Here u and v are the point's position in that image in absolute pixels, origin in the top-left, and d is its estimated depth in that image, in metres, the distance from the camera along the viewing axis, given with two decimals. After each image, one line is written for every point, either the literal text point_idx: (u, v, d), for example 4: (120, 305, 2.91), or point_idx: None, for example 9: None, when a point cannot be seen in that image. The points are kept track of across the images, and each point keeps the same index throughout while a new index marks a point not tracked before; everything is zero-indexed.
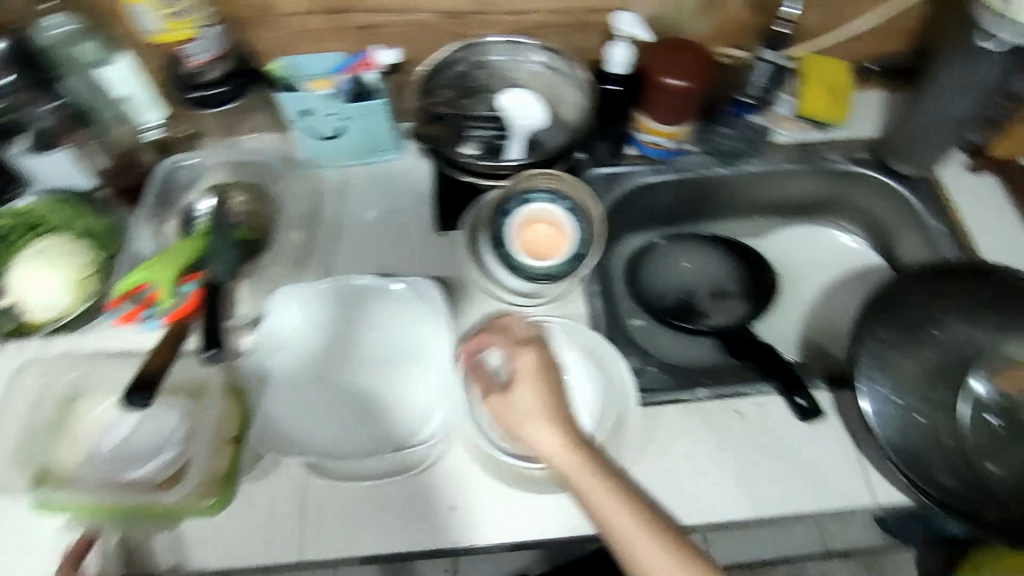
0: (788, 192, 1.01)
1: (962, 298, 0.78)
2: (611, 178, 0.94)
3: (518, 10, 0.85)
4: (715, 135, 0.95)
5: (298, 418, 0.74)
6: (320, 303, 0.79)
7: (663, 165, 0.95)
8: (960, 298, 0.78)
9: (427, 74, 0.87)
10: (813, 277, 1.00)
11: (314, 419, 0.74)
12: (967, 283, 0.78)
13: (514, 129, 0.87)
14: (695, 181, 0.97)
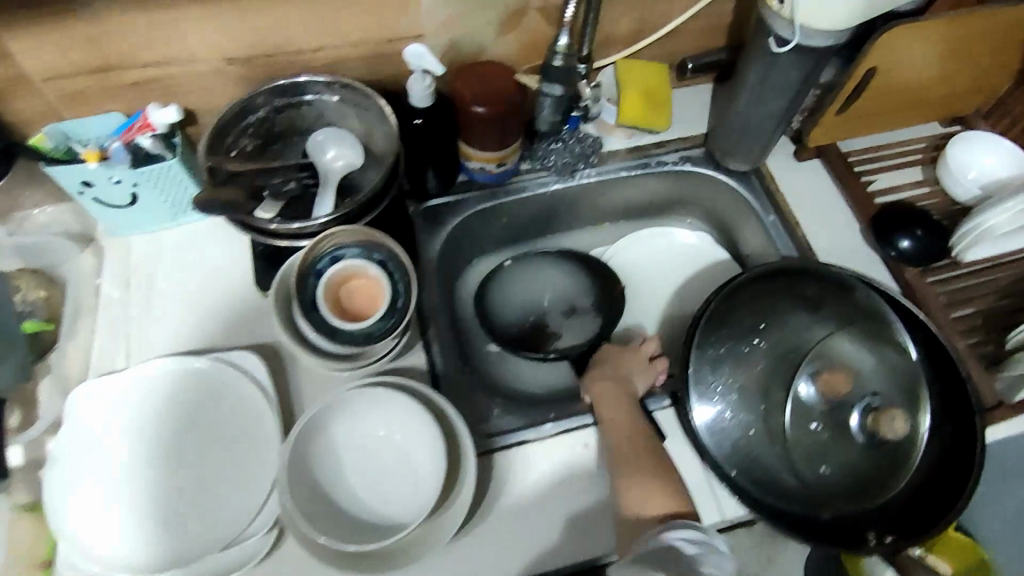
0: (628, 197, 1.00)
1: (791, 296, 0.77)
2: (443, 208, 0.90)
3: (308, 48, 0.79)
4: (547, 151, 0.92)
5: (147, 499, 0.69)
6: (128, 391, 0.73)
7: (495, 188, 0.92)
8: (790, 295, 0.77)
9: (220, 125, 0.79)
10: (662, 278, 1.01)
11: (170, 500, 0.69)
12: (797, 282, 0.77)
13: (325, 172, 0.82)
14: (531, 200, 0.95)
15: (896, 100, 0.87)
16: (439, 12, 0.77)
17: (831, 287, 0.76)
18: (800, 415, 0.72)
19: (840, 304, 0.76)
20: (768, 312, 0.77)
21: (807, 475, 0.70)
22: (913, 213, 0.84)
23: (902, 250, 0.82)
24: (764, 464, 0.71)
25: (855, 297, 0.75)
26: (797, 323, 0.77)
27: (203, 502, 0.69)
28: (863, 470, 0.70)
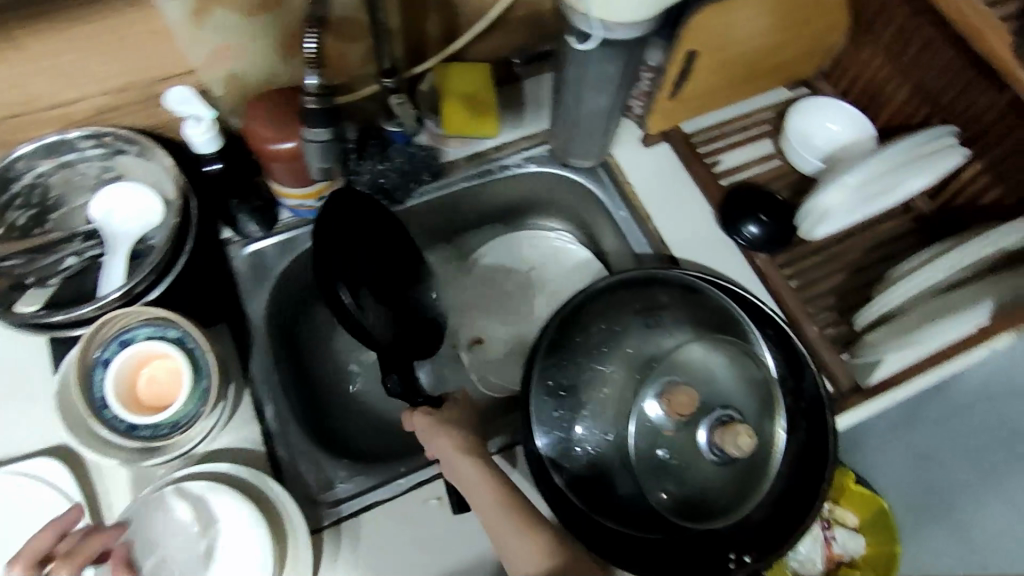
0: (478, 204, 0.92)
1: (637, 306, 0.75)
2: (267, 252, 0.82)
3: (61, 101, 0.68)
4: (371, 172, 0.82)
5: None
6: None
7: None
8: (637, 305, 0.75)
9: None
10: (526, 286, 0.96)
11: None
12: (642, 290, 0.74)
13: (113, 239, 0.73)
14: None
15: (732, 74, 0.82)
16: (205, 45, 0.67)
17: (675, 293, 0.74)
18: (646, 442, 0.70)
19: (686, 309, 0.74)
20: (615, 323, 0.75)
21: (659, 499, 0.68)
22: (758, 196, 0.80)
23: (750, 236, 0.79)
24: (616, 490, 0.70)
25: (700, 299, 0.73)
26: (639, 331, 0.75)
27: None
28: (718, 488, 0.68)
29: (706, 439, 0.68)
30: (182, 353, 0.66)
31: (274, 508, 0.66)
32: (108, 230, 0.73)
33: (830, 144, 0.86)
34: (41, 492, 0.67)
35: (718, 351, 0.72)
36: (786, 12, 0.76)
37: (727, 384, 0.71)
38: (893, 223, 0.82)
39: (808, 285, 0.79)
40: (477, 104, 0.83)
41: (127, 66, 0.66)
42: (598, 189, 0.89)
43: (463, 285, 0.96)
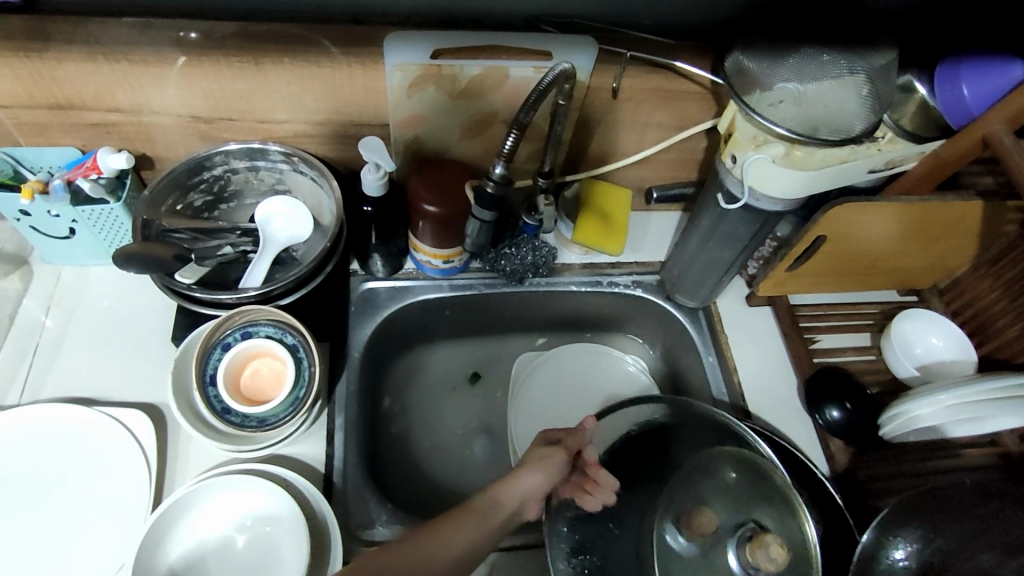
0: (574, 309, 0.99)
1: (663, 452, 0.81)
2: (381, 292, 0.90)
3: (274, 120, 0.79)
4: (497, 255, 0.89)
5: (40, 525, 0.70)
6: (17, 431, 0.73)
7: (439, 281, 0.91)
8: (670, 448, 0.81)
9: (184, 180, 0.80)
10: (588, 398, 0.99)
11: (63, 531, 0.70)
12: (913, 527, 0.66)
13: (266, 241, 0.81)
14: (475, 299, 0.94)
15: (851, 263, 0.87)
16: (407, 108, 0.77)
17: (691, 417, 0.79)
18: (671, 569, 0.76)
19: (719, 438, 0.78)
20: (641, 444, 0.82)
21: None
22: (846, 384, 0.83)
23: (829, 420, 0.81)
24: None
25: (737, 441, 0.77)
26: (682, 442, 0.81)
27: (88, 546, 0.69)
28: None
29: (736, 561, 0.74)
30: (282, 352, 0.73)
31: (359, 522, 0.75)
32: (280, 237, 0.81)
33: (926, 356, 0.88)
34: (134, 434, 0.74)
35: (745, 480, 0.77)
36: (917, 227, 0.80)
37: (754, 503, 0.75)
38: (975, 454, 0.82)
39: (873, 487, 0.79)
40: (605, 216, 0.92)
41: (342, 109, 0.78)
42: (691, 318, 0.94)
43: (541, 383, 0.99)
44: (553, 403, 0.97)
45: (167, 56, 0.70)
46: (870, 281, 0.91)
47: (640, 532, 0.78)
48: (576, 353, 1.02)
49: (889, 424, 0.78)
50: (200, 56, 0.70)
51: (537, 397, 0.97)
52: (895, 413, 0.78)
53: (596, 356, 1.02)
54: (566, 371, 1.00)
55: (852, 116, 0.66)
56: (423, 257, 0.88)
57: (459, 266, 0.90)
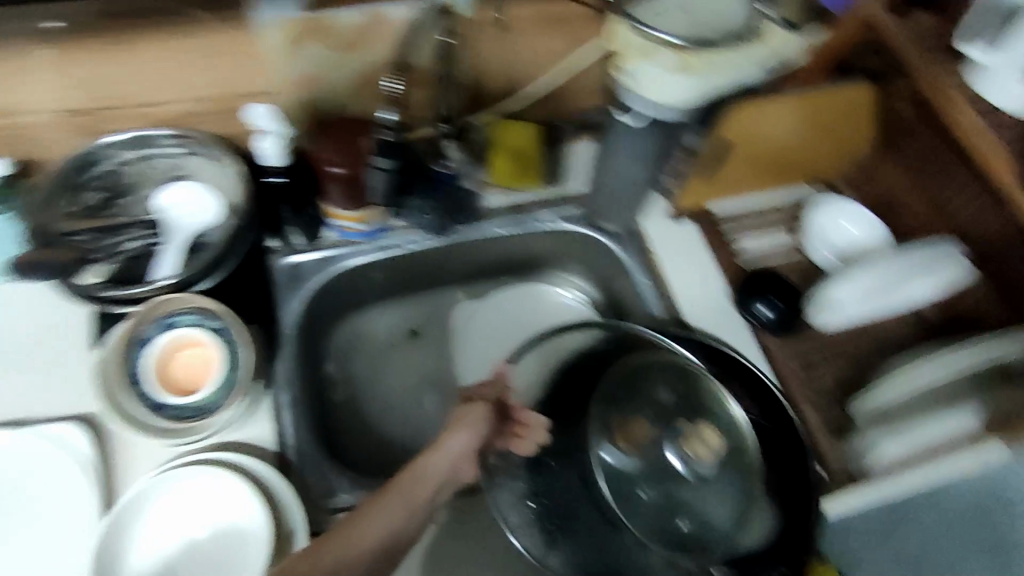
0: (503, 253, 0.98)
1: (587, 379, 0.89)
2: (307, 264, 0.88)
3: (156, 102, 0.75)
4: (416, 207, 0.87)
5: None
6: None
7: (364, 244, 0.90)
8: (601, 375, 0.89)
9: (72, 178, 0.76)
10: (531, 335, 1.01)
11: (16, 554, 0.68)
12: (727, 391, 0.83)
13: (174, 230, 0.78)
14: (403, 257, 0.93)
15: (761, 163, 0.89)
16: (293, 67, 0.74)
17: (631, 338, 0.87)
18: (614, 483, 0.84)
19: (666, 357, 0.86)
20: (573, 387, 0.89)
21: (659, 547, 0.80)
22: (772, 279, 0.86)
23: (761, 317, 0.84)
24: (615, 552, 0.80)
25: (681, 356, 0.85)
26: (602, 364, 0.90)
27: (44, 564, 0.67)
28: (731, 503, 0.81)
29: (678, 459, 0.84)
30: (211, 338, 0.71)
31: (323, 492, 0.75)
32: (188, 224, 0.78)
33: (843, 244, 0.91)
34: (70, 447, 0.71)
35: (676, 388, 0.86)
36: (817, 115, 0.83)
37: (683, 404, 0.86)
38: (898, 325, 0.85)
39: (809, 371, 0.82)
40: (519, 154, 0.90)
41: (225, 81, 0.74)
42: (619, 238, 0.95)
43: (479, 329, 1.01)
44: (496, 346, 0.99)
45: (23, 49, 0.66)
46: (782, 178, 0.94)
47: (584, 465, 0.85)
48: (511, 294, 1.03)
49: (815, 307, 0.82)
50: (60, 44, 0.66)
51: (477, 343, 0.99)
52: (817, 298, 0.82)
53: (529, 294, 1.04)
54: (501, 314, 1.02)
55: (729, 17, 0.69)
56: (342, 222, 0.86)
57: (379, 226, 0.89)
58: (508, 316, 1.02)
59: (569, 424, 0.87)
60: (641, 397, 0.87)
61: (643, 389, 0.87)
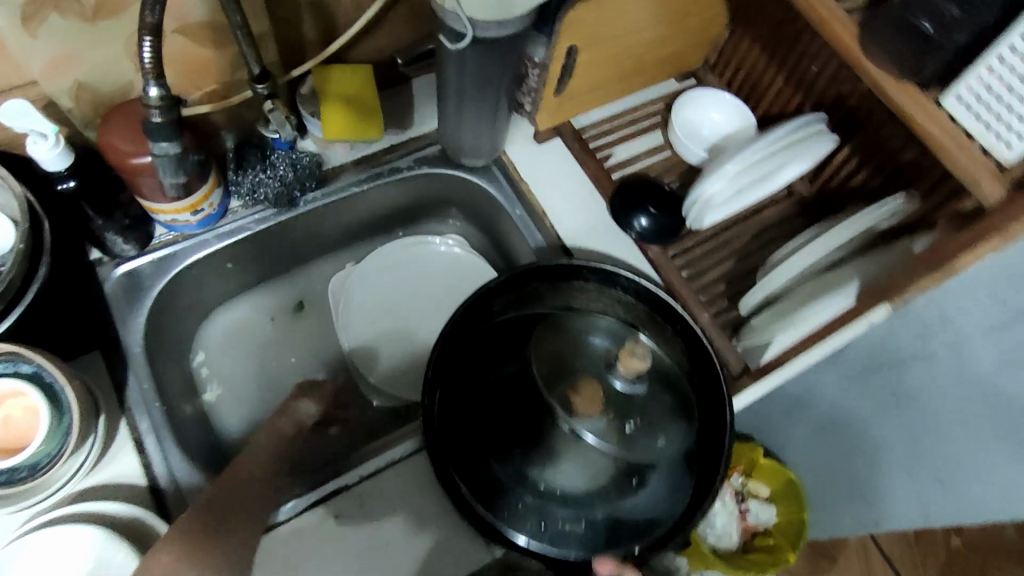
0: (366, 214, 0.90)
1: (498, 362, 0.74)
2: (141, 273, 0.77)
3: None
4: (256, 183, 0.79)
5: None
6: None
7: (201, 236, 0.79)
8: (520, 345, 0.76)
9: None
10: (419, 293, 0.94)
11: None
12: (601, 306, 0.76)
13: None
14: (253, 240, 0.83)
15: (616, 67, 0.82)
16: (40, 56, 0.60)
17: (547, 283, 0.75)
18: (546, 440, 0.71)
19: (600, 300, 0.76)
20: (495, 331, 0.74)
21: (658, 503, 0.67)
22: (646, 189, 0.81)
23: (640, 229, 0.80)
24: (632, 506, 0.67)
25: (614, 294, 0.75)
26: (510, 296, 0.74)
27: None
28: (690, 431, 0.70)
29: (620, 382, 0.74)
30: (29, 386, 0.61)
31: None
32: None
33: (713, 136, 0.88)
34: None
35: (600, 294, 0.75)
36: (667, 4, 0.77)
37: (588, 318, 0.76)
38: (777, 209, 0.85)
39: (696, 274, 0.81)
40: (349, 96, 0.79)
41: None
42: (485, 174, 0.88)
43: (363, 298, 0.93)
44: (386, 315, 0.92)
45: None
46: (642, 79, 0.88)
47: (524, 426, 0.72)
48: (393, 250, 0.95)
49: (694, 211, 0.77)
50: None
51: (366, 315, 0.92)
52: (694, 204, 0.77)
53: (412, 249, 0.96)
54: (384, 277, 0.94)
55: None
56: (162, 214, 0.74)
57: (216, 212, 0.78)
58: (394, 280, 0.94)
59: (495, 407, 0.72)
60: (559, 329, 0.77)
61: (548, 339, 0.76)
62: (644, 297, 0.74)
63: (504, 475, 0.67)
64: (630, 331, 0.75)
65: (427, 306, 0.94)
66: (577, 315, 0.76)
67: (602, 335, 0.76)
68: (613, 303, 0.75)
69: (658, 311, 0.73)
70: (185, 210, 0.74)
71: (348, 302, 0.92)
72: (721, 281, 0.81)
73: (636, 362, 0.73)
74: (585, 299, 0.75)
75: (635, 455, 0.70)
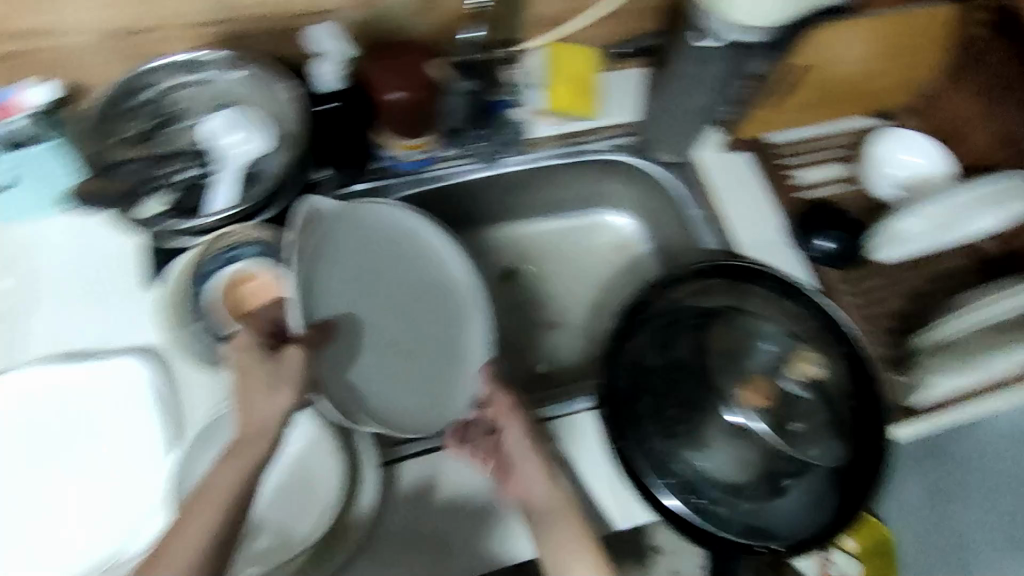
0: (549, 188, 0.95)
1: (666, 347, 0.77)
2: None
3: (206, 20, 0.70)
4: (471, 137, 0.87)
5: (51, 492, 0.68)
6: (1, 402, 0.70)
7: (410, 176, 0.87)
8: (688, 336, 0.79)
9: (121, 105, 0.71)
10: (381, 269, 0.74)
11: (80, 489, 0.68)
12: (771, 316, 0.78)
13: (223, 161, 0.73)
14: (452, 188, 0.90)
15: (826, 91, 0.85)
16: None
17: (724, 283, 0.78)
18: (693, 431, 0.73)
19: (773, 309, 0.78)
20: (667, 319, 0.77)
21: (801, 508, 0.68)
22: (831, 212, 0.85)
23: (820, 249, 0.84)
24: (774, 510, 0.69)
25: (790, 306, 0.77)
26: (689, 287, 0.78)
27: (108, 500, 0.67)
28: (845, 449, 0.70)
29: (790, 385, 0.76)
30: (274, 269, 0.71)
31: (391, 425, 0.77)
32: (235, 155, 0.72)
33: (905, 176, 0.88)
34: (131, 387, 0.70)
35: (772, 303, 0.78)
36: (894, 39, 0.80)
37: (758, 323, 0.79)
38: (961, 261, 0.85)
39: (869, 304, 0.82)
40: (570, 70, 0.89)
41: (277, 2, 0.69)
42: (671, 172, 0.92)
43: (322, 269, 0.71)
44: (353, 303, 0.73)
45: None
46: (844, 109, 0.91)
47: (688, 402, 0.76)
48: (366, 214, 0.73)
49: (886, 236, 0.81)
50: None
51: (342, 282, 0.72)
52: (887, 229, 0.81)
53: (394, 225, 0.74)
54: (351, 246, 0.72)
55: None
56: (388, 148, 0.82)
57: (427, 158, 0.84)
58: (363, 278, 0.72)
59: (657, 385, 0.75)
60: (731, 325, 0.79)
61: (717, 332, 0.79)
62: (817, 317, 0.75)
63: (659, 452, 0.70)
64: (795, 343, 0.76)
65: (402, 390, 0.72)
66: (748, 315, 0.79)
67: (772, 342, 0.78)
68: (783, 315, 0.77)
69: (828, 330, 0.74)
70: (405, 148, 0.80)
71: (303, 258, 0.68)
72: (892, 317, 0.82)
73: (814, 371, 0.75)
74: (757, 306, 0.78)
75: (792, 452, 0.73)
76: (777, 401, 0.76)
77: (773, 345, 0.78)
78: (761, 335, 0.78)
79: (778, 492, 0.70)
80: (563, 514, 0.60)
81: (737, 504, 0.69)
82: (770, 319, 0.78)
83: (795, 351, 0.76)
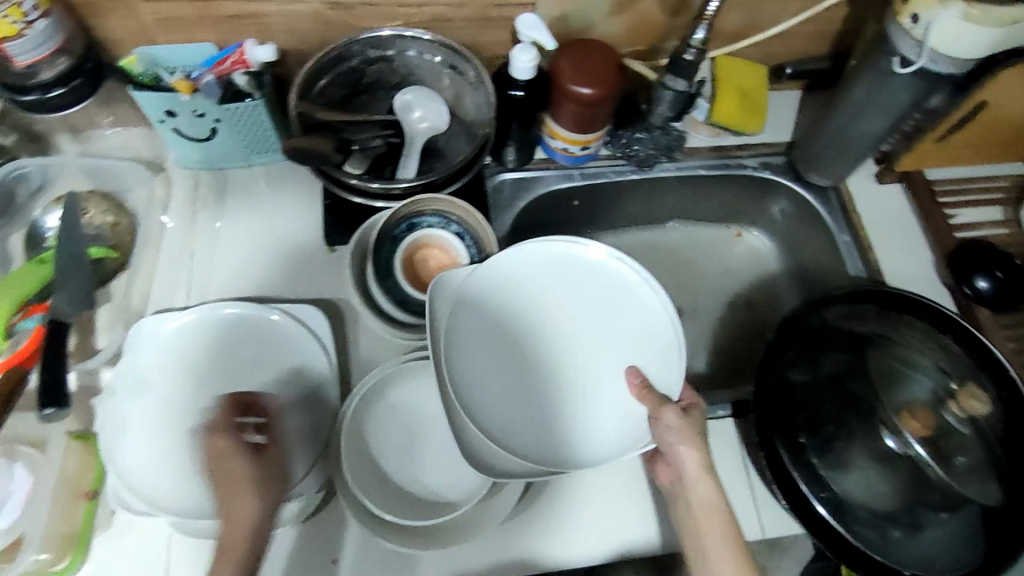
0: (693, 197, 0.97)
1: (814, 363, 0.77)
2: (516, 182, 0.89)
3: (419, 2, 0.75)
4: (630, 140, 0.89)
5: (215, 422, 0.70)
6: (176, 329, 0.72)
7: (568, 170, 0.90)
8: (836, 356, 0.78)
9: (329, 72, 0.77)
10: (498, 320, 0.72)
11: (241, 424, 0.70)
12: (922, 348, 0.75)
13: (410, 134, 0.80)
14: (603, 187, 0.92)
15: (995, 133, 0.85)
16: None
17: (878, 310, 0.76)
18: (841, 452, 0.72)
19: (924, 342, 0.75)
20: (818, 335, 0.77)
21: (947, 546, 0.67)
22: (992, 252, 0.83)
23: (978, 290, 0.82)
24: (921, 542, 0.67)
25: (943, 340, 0.74)
26: (841, 309, 0.76)
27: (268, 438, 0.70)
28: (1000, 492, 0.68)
29: (950, 417, 0.74)
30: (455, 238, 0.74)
31: None
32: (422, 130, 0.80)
33: None
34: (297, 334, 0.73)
35: (927, 335, 0.75)
36: None
37: (910, 354, 0.76)
38: None
39: None
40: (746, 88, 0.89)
41: None
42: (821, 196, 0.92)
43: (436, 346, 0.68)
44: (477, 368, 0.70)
45: None
46: (1008, 154, 0.90)
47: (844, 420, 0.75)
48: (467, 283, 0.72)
49: None
50: None
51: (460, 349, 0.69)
52: None
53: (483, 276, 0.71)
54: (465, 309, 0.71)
55: None
56: (555, 141, 0.85)
57: (590, 153, 0.88)
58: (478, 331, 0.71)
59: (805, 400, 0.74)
60: (884, 350, 0.77)
61: (870, 355, 0.78)
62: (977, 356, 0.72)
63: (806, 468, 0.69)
64: (948, 379, 0.74)
65: (530, 425, 0.69)
66: (902, 343, 0.76)
67: (926, 376, 0.75)
68: (937, 350, 0.74)
69: (985, 369, 0.71)
70: (573, 142, 0.84)
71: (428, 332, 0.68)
72: None
73: (978, 407, 0.72)
74: (909, 337, 0.76)
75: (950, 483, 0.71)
76: (932, 433, 0.74)
77: (925, 376, 0.75)
78: (914, 366, 0.76)
79: (925, 526, 0.68)
80: (711, 509, 0.61)
81: (882, 532, 0.67)
82: (922, 352, 0.75)
83: (957, 387, 0.73)
